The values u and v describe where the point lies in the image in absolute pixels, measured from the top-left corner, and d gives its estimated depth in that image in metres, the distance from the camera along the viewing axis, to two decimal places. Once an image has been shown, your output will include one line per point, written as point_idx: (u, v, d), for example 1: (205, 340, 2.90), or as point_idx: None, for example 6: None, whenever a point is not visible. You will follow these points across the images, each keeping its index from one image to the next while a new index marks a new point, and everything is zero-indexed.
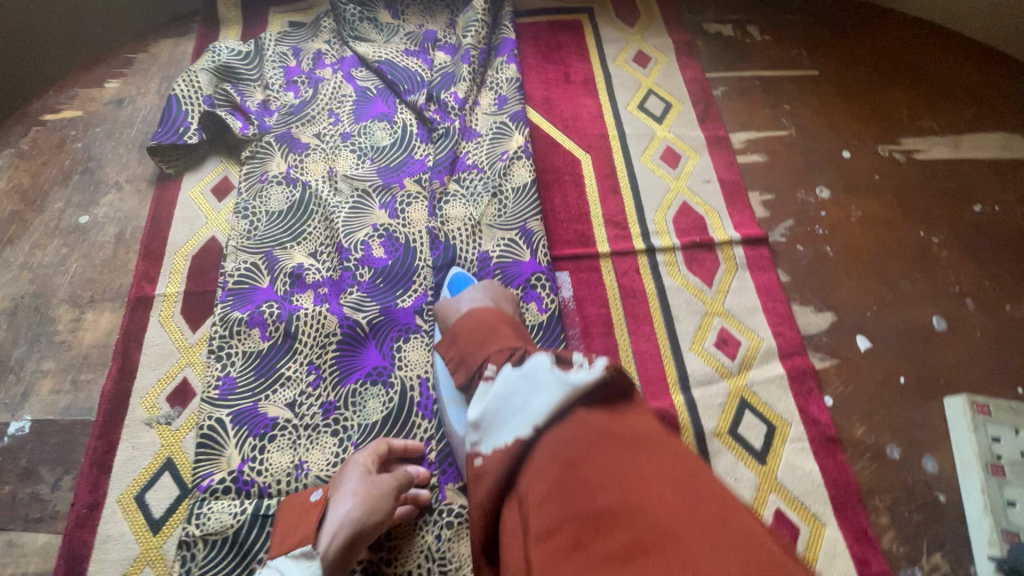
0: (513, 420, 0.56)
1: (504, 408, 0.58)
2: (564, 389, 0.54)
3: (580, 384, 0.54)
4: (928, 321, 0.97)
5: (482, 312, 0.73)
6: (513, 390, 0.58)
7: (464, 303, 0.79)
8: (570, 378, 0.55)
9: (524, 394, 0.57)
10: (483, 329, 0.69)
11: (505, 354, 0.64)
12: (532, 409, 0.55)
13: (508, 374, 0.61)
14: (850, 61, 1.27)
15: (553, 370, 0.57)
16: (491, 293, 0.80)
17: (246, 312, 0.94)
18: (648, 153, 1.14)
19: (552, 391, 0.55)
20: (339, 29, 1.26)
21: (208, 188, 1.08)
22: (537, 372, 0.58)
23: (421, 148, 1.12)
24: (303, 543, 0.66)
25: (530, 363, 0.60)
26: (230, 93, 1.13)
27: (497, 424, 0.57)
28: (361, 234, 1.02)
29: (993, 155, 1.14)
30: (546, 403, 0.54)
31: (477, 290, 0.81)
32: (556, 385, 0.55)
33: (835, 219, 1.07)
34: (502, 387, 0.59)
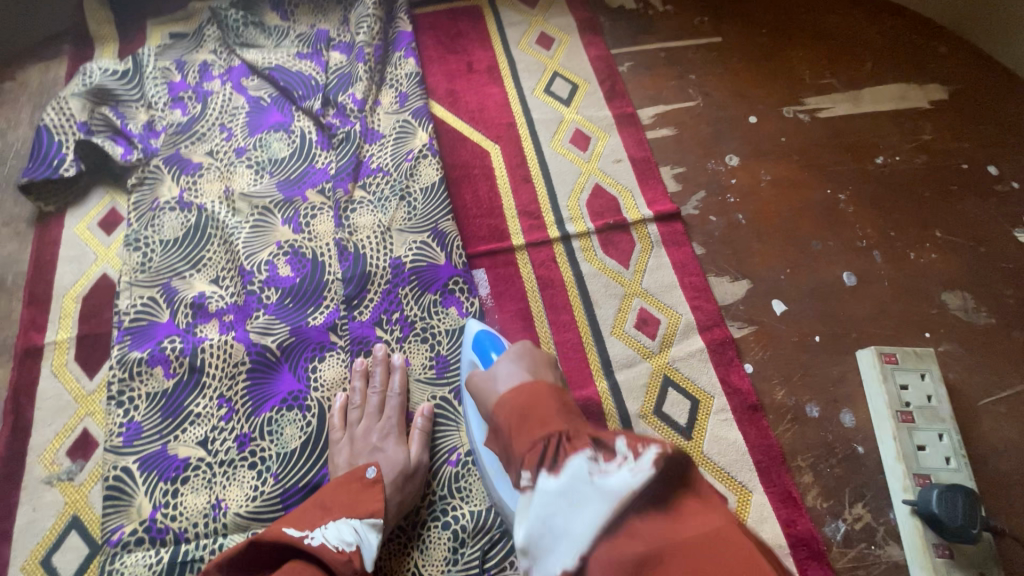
0: (556, 544, 0.51)
1: (547, 534, 0.52)
2: (611, 505, 0.50)
3: (628, 492, 0.50)
4: (839, 278, 0.99)
5: (517, 402, 0.62)
6: (553, 507, 0.53)
7: (500, 385, 0.66)
8: (613, 485, 0.51)
9: (566, 513, 0.52)
10: (521, 415, 0.61)
11: (539, 452, 0.56)
12: (575, 528, 0.51)
13: (548, 487, 0.54)
14: (751, 25, 1.27)
15: (596, 482, 0.52)
16: (526, 360, 0.68)
17: (146, 350, 0.88)
18: (557, 138, 1.12)
19: (596, 507, 0.51)
20: (224, 36, 1.19)
21: (95, 222, 1.01)
22: (577, 487, 0.53)
23: (322, 156, 1.08)
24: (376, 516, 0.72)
25: (568, 472, 0.54)
26: (109, 117, 1.06)
27: (543, 552, 0.52)
28: (264, 254, 0.97)
29: (891, 107, 1.17)
30: (592, 524, 0.50)
31: (510, 362, 0.68)
32: (603, 497, 0.51)
33: (745, 185, 1.07)
34: (541, 503, 0.54)
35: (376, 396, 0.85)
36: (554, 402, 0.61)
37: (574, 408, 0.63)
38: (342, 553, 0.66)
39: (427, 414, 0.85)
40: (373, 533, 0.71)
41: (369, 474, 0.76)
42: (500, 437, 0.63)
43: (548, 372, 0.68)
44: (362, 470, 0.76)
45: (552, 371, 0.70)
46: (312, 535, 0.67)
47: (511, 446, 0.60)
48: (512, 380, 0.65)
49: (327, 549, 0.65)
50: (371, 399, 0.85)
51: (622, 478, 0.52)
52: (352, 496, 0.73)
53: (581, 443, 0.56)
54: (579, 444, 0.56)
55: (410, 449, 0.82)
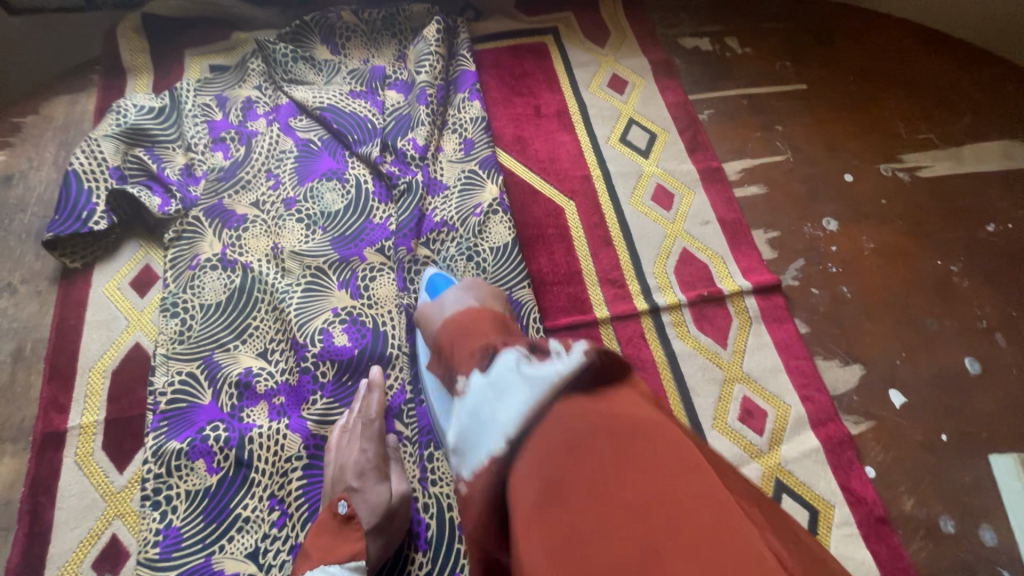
0: (483, 429, 0.49)
1: (475, 424, 0.50)
2: (537, 392, 0.48)
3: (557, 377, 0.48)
4: (961, 364, 0.88)
5: (459, 323, 0.66)
6: (480, 398, 0.51)
7: (446, 307, 0.70)
8: (543, 373, 0.49)
9: (493, 401, 0.50)
10: (463, 326, 0.64)
11: (479, 359, 0.57)
12: (499, 420, 0.48)
13: (478, 385, 0.53)
14: (837, 71, 1.18)
15: (523, 370, 0.50)
16: (475, 292, 0.71)
17: (186, 440, 0.77)
18: (637, 194, 1.02)
19: (519, 392, 0.48)
20: (270, 71, 1.08)
21: (126, 282, 0.90)
22: (505, 376, 0.51)
23: (380, 209, 0.97)
24: (358, 557, 0.63)
25: (498, 368, 0.53)
26: (144, 160, 0.96)
27: (472, 444, 0.50)
28: (318, 322, 0.86)
29: (998, 167, 1.07)
30: (516, 407, 0.48)
31: (459, 292, 0.72)
32: (528, 381, 0.49)
33: (847, 254, 0.97)
34: (472, 397, 0.53)
35: (359, 421, 0.77)
36: (493, 323, 0.64)
37: (513, 328, 0.65)
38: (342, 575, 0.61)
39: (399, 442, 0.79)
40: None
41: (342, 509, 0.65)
42: (441, 356, 0.65)
43: (498, 303, 0.71)
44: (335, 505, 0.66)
45: (501, 302, 0.73)
46: None
47: (452, 360, 0.62)
48: (459, 300, 0.69)
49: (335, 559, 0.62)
50: (356, 424, 0.77)
51: (552, 364, 0.49)
52: (330, 543, 0.64)
53: (516, 345, 0.56)
54: (513, 343, 0.56)
55: (391, 486, 0.73)
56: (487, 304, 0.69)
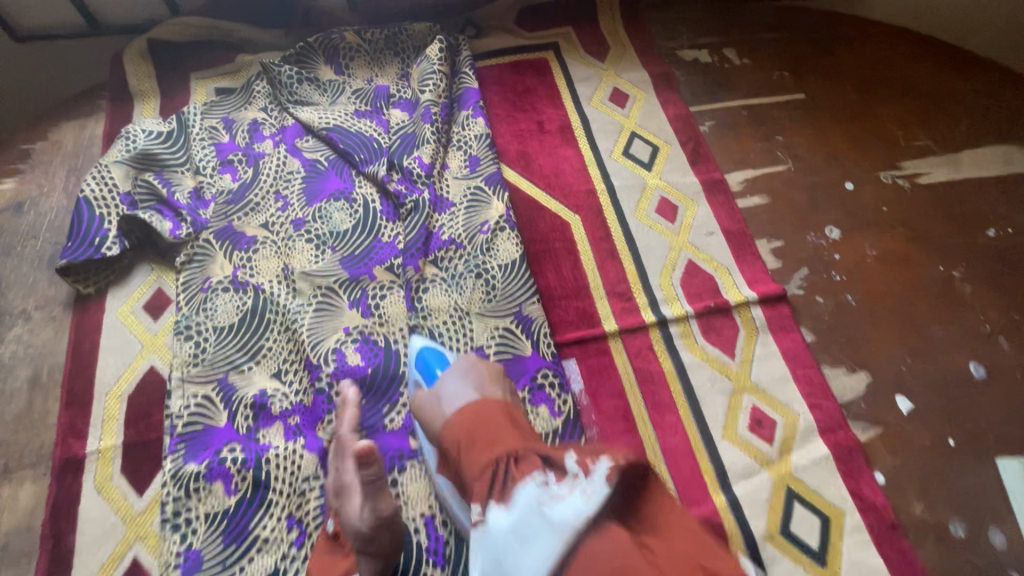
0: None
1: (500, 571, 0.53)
2: (561, 538, 0.49)
3: (575, 522, 0.50)
4: (967, 369, 0.89)
5: (464, 423, 0.65)
6: (505, 547, 0.53)
7: (446, 405, 0.68)
8: (563, 515, 0.51)
9: (516, 550, 0.52)
10: (466, 439, 0.63)
11: (485, 481, 0.59)
12: (523, 565, 0.51)
13: (499, 527, 0.55)
14: (835, 80, 1.19)
15: (545, 510, 0.52)
16: (473, 376, 0.69)
17: (203, 462, 0.78)
18: (642, 207, 1.03)
19: (545, 542, 0.50)
20: (275, 92, 1.10)
21: (139, 305, 0.91)
22: (527, 518, 0.53)
23: (389, 227, 0.99)
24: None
25: (518, 504, 0.54)
26: (154, 184, 0.97)
27: None
28: (330, 342, 0.88)
29: (995, 171, 1.08)
30: (541, 557, 0.50)
31: (457, 378, 0.69)
32: (550, 526, 0.51)
33: (850, 262, 0.98)
34: (496, 544, 0.54)
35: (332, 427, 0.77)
36: (506, 426, 0.63)
37: (520, 420, 0.66)
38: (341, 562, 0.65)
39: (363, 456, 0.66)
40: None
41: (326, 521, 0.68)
42: (449, 462, 0.66)
43: (498, 388, 0.69)
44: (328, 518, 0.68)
45: (504, 383, 0.71)
46: None
47: (462, 468, 0.62)
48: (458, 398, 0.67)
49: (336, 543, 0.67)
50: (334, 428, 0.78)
51: (571, 506, 0.51)
52: (322, 562, 0.66)
53: (532, 469, 0.57)
54: (529, 467, 0.57)
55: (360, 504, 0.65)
56: (487, 395, 0.67)
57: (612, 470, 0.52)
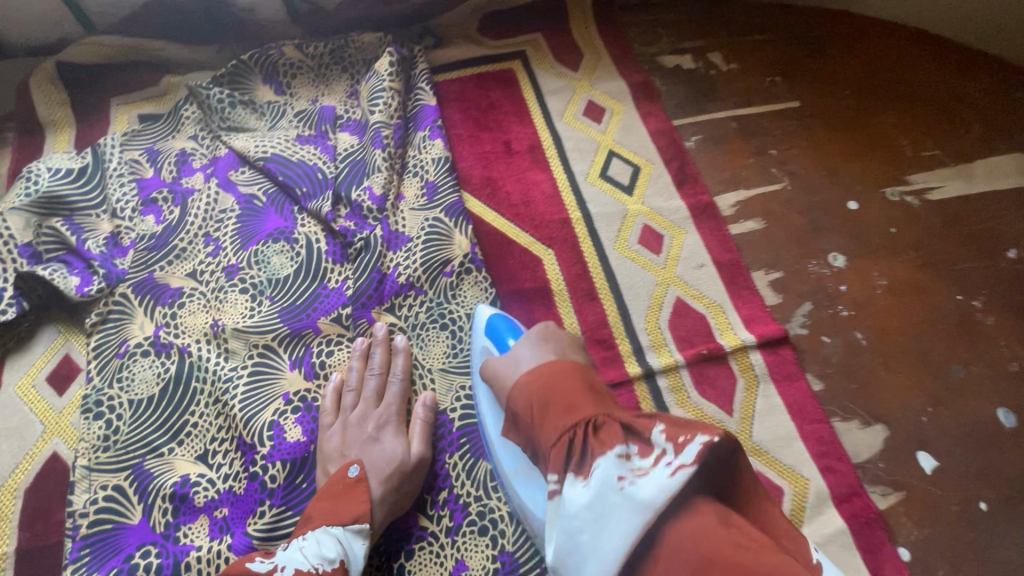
0: (585, 559, 0.49)
1: (573, 551, 0.50)
2: (644, 516, 0.46)
3: (654, 500, 0.46)
4: (994, 417, 0.79)
5: (535, 388, 0.61)
6: (579, 524, 0.50)
7: (520, 363, 0.65)
8: (641, 493, 0.47)
9: (592, 529, 0.49)
10: (547, 401, 0.59)
11: (561, 452, 0.54)
12: (606, 546, 0.47)
13: (577, 502, 0.50)
14: (831, 85, 1.08)
15: (624, 491, 0.48)
16: (552, 344, 0.66)
17: (111, 572, 0.66)
18: (623, 238, 0.91)
19: (629, 520, 0.47)
20: (206, 118, 0.97)
21: (43, 378, 0.78)
22: (606, 496, 0.49)
23: (336, 271, 0.86)
24: (361, 520, 0.63)
25: (596, 478, 0.50)
26: (61, 232, 0.84)
27: (571, 570, 0.50)
28: (267, 414, 0.75)
29: (1011, 183, 0.98)
30: (619, 539, 0.46)
31: (533, 345, 0.66)
32: (635, 506, 0.47)
33: (858, 294, 0.88)
34: (570, 520, 0.51)
35: (375, 379, 0.76)
36: (578, 383, 0.60)
37: (603, 390, 0.60)
38: None
39: (429, 404, 0.75)
40: (359, 541, 0.63)
41: (258, 569, 0.59)
42: (521, 426, 0.62)
43: (577, 356, 0.66)
44: (267, 574, 0.59)
45: (580, 351, 0.68)
46: (281, 564, 0.59)
47: (539, 433, 0.58)
48: (536, 359, 0.64)
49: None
50: (369, 382, 0.76)
51: (653, 481, 0.47)
52: (336, 502, 0.65)
53: (606, 433, 0.53)
54: (603, 431, 0.53)
55: (410, 443, 0.71)
56: (569, 357, 0.65)
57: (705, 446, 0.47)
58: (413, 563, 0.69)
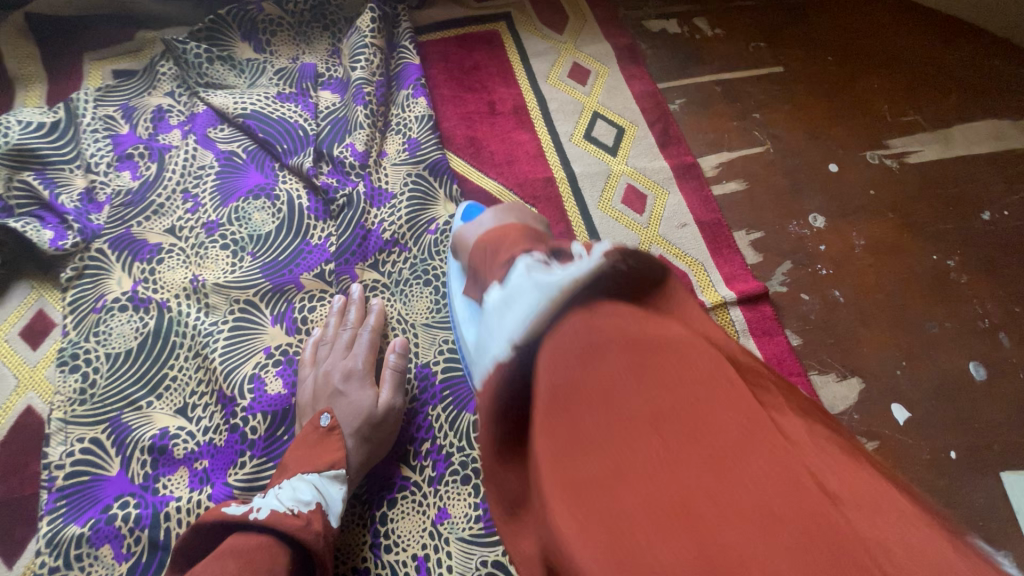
0: (487, 343, 0.45)
1: (497, 311, 0.45)
2: (542, 292, 0.41)
3: (564, 281, 0.41)
4: (966, 370, 0.81)
5: (490, 235, 0.59)
6: (494, 308, 0.45)
7: (480, 225, 0.64)
8: (552, 277, 0.42)
9: (501, 313, 0.44)
10: (494, 237, 0.57)
11: (503, 267, 0.50)
12: (508, 323, 0.43)
13: (492, 297, 0.47)
14: (815, 51, 1.09)
15: (533, 275, 0.44)
16: (510, 213, 0.65)
17: (88, 522, 0.65)
18: (607, 198, 0.91)
19: (529, 298, 0.42)
20: (183, 75, 0.95)
21: (16, 332, 0.77)
22: (515, 284, 0.45)
23: (318, 228, 0.85)
24: (337, 466, 0.63)
25: (509, 277, 0.46)
26: (33, 185, 0.82)
27: (490, 331, 0.45)
28: (248, 367, 0.74)
29: (986, 148, 0.99)
30: (525, 315, 0.42)
31: (495, 213, 0.65)
32: (538, 287, 0.42)
33: (838, 253, 0.89)
34: (489, 310, 0.47)
35: (347, 332, 0.75)
36: (524, 233, 0.56)
37: (545, 234, 0.58)
38: (298, 516, 0.57)
39: (399, 351, 0.74)
40: (336, 486, 0.63)
41: (233, 512, 0.56)
42: (475, 273, 0.60)
43: (530, 225, 0.64)
44: (243, 516, 0.56)
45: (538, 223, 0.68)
46: (258, 506, 0.57)
47: (484, 273, 0.55)
48: (499, 220, 0.63)
49: (280, 516, 0.56)
50: (342, 335, 0.75)
51: (564, 271, 0.43)
52: (312, 454, 0.64)
53: (534, 250, 0.49)
54: (532, 250, 0.49)
55: (380, 393, 0.70)
56: (523, 219, 0.62)
57: (616, 246, 0.43)
58: (395, 512, 0.69)
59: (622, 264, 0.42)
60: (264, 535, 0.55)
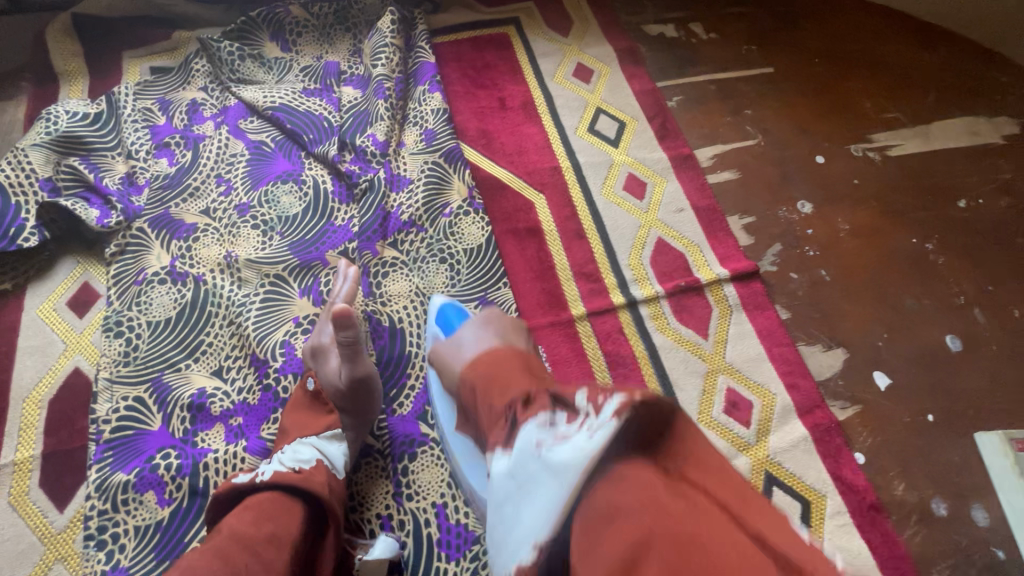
0: (511, 542, 0.44)
1: (500, 522, 0.47)
2: (563, 485, 0.42)
3: (575, 467, 0.41)
4: (943, 342, 0.87)
5: (480, 364, 0.62)
6: (506, 493, 0.47)
7: (464, 350, 0.66)
8: (561, 457, 0.43)
9: (515, 498, 0.46)
10: (491, 370, 0.60)
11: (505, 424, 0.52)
12: (527, 516, 0.44)
13: (501, 469, 0.49)
14: (803, 54, 1.17)
15: (544, 454, 0.45)
16: (492, 326, 0.68)
17: (133, 471, 0.71)
18: (609, 185, 0.98)
19: (546, 487, 0.43)
20: (216, 71, 1.02)
21: (63, 302, 0.83)
22: (526, 463, 0.46)
23: (342, 210, 0.92)
24: (332, 426, 0.69)
25: (520, 445, 0.48)
26: (79, 169, 0.88)
27: (499, 547, 0.46)
28: (279, 334, 0.81)
29: (962, 142, 1.06)
30: (546, 508, 0.42)
31: (476, 328, 0.69)
32: (554, 476, 0.43)
33: (824, 236, 0.95)
34: (498, 488, 0.49)
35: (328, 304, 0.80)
36: (517, 364, 0.61)
37: (538, 370, 0.62)
38: (301, 472, 0.60)
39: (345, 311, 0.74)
40: (334, 443, 0.68)
41: (240, 481, 0.60)
42: (468, 415, 0.62)
43: (519, 339, 0.68)
44: (250, 481, 0.59)
45: (522, 335, 0.70)
46: (263, 471, 0.60)
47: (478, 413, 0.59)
48: (477, 341, 0.66)
49: (283, 473, 0.59)
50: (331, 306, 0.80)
51: (574, 446, 0.43)
52: None
53: (540, 407, 0.49)
54: (536, 406, 0.49)
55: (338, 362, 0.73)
56: (507, 343, 0.66)
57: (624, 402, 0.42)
58: (416, 465, 0.75)
59: (636, 419, 0.42)
60: (272, 490, 0.57)
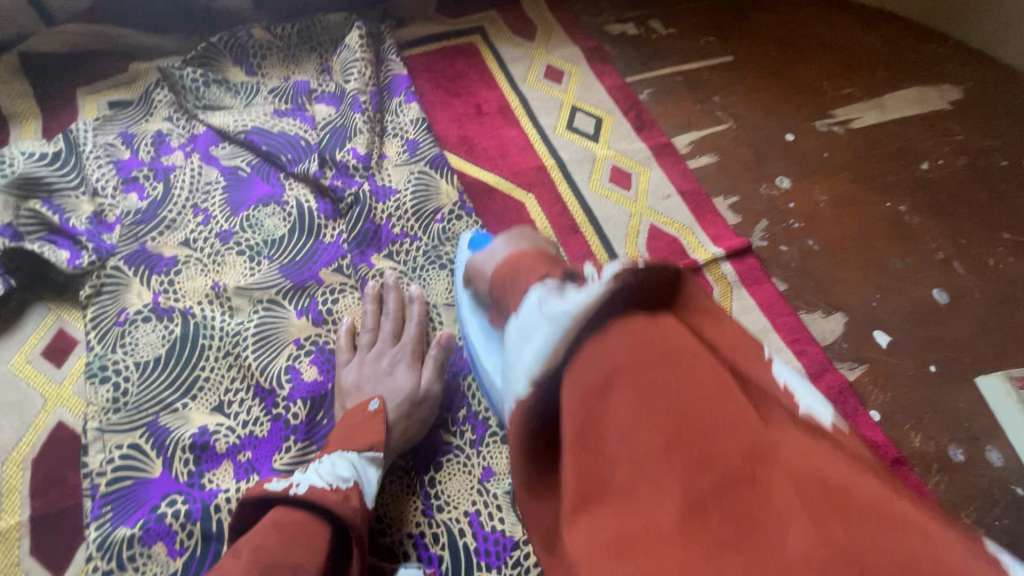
0: (512, 373, 0.48)
1: (508, 368, 0.49)
2: (561, 327, 0.44)
3: (573, 311, 0.44)
4: (931, 296, 0.90)
5: (510, 263, 0.58)
6: (512, 341, 0.49)
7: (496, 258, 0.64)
8: (563, 307, 0.45)
9: (519, 346, 0.47)
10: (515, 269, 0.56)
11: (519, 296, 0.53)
12: (526, 353, 0.46)
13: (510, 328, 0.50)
14: (757, 41, 1.22)
15: (546, 307, 0.47)
16: (522, 237, 0.66)
17: (137, 523, 0.65)
18: (595, 178, 0.99)
19: (542, 331, 0.45)
20: (180, 100, 0.98)
21: (38, 353, 0.77)
22: (529, 315, 0.48)
23: (330, 227, 0.89)
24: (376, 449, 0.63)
25: (526, 305, 0.49)
26: (42, 212, 0.83)
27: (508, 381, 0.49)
28: (281, 360, 0.77)
29: (915, 110, 1.13)
30: (541, 349, 0.45)
31: (508, 239, 0.66)
32: (551, 317, 0.45)
33: (805, 209, 0.98)
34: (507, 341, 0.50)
35: (389, 322, 0.78)
36: (540, 258, 0.57)
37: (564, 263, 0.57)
38: (337, 491, 0.56)
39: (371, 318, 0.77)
40: (372, 469, 0.62)
41: (274, 487, 0.55)
42: (498, 303, 0.59)
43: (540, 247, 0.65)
44: (283, 490, 0.54)
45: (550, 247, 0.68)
46: (298, 481, 0.56)
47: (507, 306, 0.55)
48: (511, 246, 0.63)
49: (320, 492, 0.54)
50: (385, 324, 0.78)
51: (576, 297, 0.45)
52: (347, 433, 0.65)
53: (550, 277, 0.51)
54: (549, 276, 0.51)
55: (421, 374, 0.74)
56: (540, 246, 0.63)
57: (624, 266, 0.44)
58: (442, 474, 0.72)
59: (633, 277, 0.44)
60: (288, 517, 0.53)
